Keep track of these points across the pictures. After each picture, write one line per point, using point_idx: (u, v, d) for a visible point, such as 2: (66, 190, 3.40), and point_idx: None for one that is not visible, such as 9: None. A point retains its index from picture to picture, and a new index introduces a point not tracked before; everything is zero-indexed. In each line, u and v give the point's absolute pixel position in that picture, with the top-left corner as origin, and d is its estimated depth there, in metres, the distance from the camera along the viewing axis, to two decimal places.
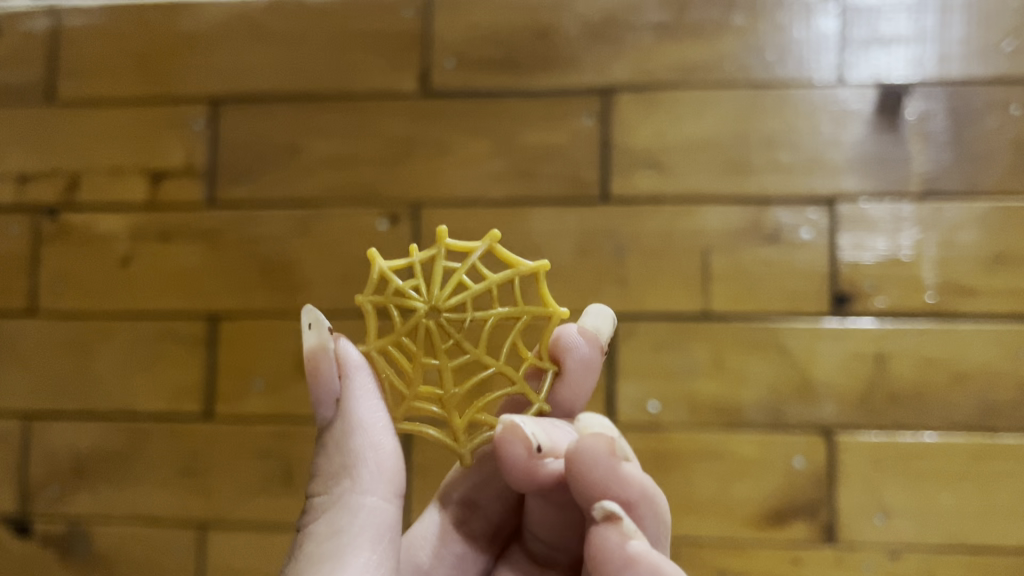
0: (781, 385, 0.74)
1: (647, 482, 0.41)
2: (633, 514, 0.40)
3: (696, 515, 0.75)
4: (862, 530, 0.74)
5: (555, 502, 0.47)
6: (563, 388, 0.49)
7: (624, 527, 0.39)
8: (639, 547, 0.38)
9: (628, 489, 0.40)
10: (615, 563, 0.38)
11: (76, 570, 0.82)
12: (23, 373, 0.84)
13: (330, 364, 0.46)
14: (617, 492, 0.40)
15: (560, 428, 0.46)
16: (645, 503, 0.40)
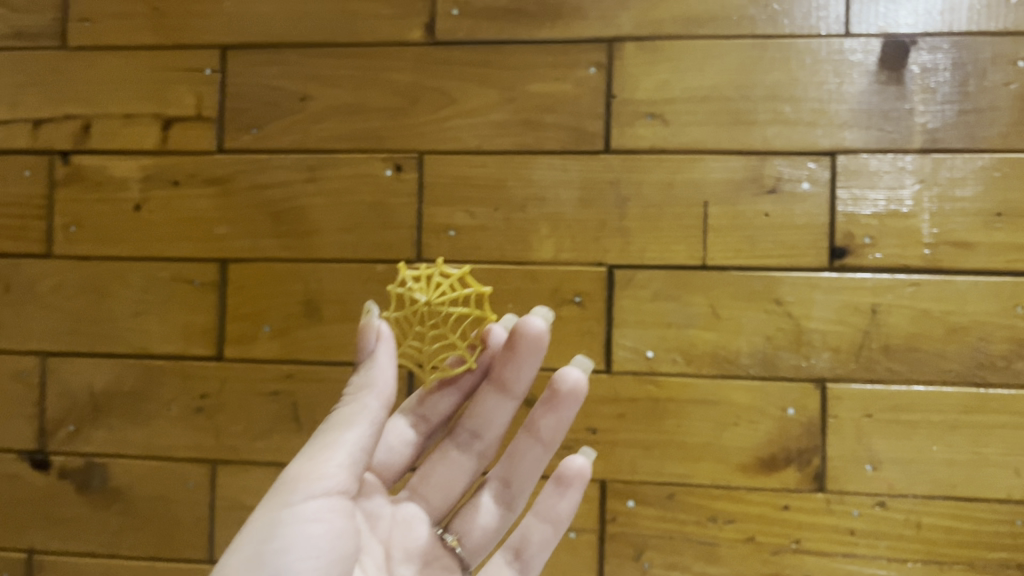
0: (777, 335, 0.76)
1: (573, 384, 0.58)
2: (561, 401, 0.58)
3: (690, 460, 0.77)
4: (852, 478, 0.75)
5: (528, 438, 0.59)
6: (502, 368, 0.58)
7: (574, 462, 0.59)
8: (579, 463, 0.59)
9: (568, 403, 0.58)
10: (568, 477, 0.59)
11: (95, 502, 0.85)
12: (40, 314, 0.86)
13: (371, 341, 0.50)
14: (567, 408, 0.59)
15: (548, 395, 0.59)
16: (571, 398, 0.58)
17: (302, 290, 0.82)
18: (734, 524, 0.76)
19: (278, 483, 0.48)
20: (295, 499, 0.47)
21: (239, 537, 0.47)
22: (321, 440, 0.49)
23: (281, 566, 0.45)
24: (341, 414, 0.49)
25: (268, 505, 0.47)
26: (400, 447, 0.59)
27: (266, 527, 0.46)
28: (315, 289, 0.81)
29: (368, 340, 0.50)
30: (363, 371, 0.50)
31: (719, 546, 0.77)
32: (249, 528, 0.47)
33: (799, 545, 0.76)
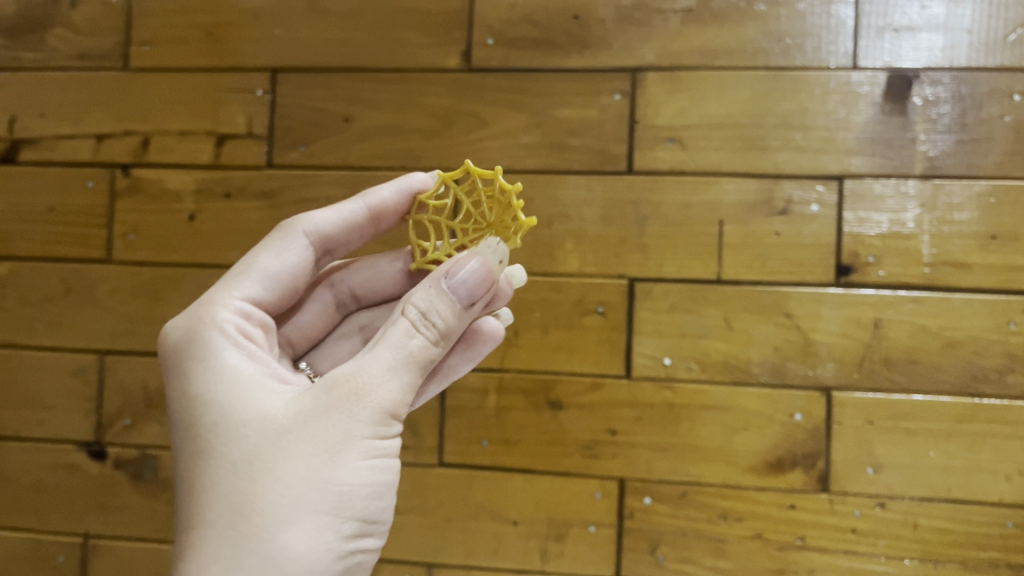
0: (786, 346, 0.81)
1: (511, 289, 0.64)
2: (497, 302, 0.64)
3: (703, 460, 0.82)
4: (854, 480, 0.80)
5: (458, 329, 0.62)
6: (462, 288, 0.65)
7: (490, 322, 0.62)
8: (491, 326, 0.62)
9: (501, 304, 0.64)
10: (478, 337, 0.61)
11: (147, 490, 0.92)
12: (99, 315, 0.93)
13: (486, 283, 0.51)
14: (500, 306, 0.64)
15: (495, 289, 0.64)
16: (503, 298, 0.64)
17: None
18: (744, 521, 0.82)
19: (371, 405, 0.46)
20: (392, 425, 0.47)
21: (308, 449, 0.45)
22: (407, 354, 0.48)
23: (382, 499, 0.48)
24: (430, 341, 0.49)
25: (348, 423, 0.46)
26: (295, 281, 0.60)
27: (366, 457, 0.46)
28: None
29: (486, 285, 0.51)
30: (464, 307, 0.50)
31: (729, 541, 0.82)
32: (343, 450, 0.46)
33: (803, 542, 0.81)
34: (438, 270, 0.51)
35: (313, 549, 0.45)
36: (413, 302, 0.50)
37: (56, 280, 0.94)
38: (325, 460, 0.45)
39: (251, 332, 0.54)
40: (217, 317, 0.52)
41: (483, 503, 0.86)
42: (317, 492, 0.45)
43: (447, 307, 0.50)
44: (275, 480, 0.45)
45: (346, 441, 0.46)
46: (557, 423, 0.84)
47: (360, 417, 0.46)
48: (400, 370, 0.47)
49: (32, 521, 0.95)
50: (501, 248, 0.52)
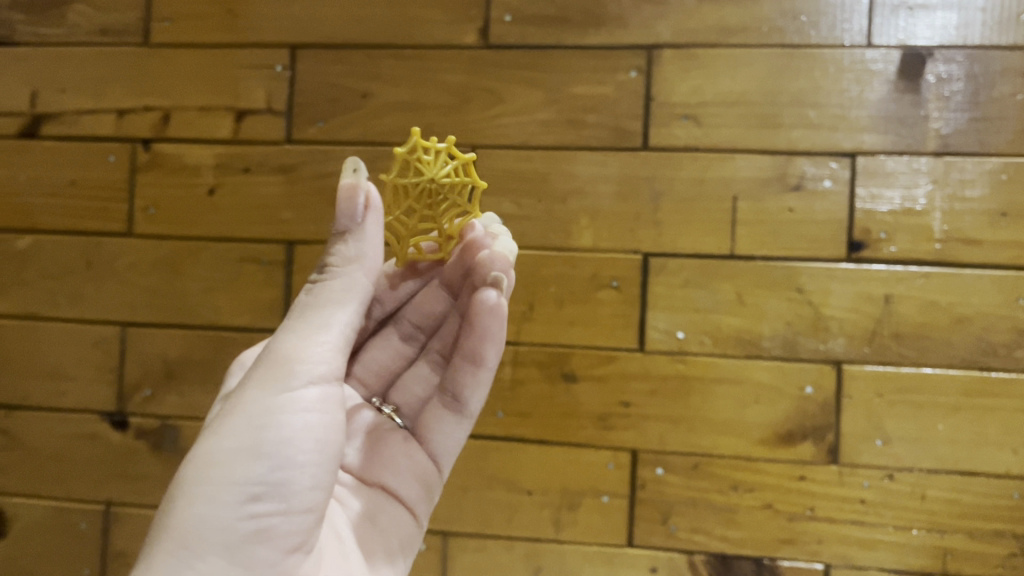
0: (797, 320, 0.82)
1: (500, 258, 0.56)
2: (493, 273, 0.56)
3: (714, 432, 0.84)
4: (863, 453, 0.82)
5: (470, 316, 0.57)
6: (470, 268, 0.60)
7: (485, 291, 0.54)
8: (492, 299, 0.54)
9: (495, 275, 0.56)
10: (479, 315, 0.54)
11: (167, 459, 0.93)
12: (120, 287, 0.95)
13: (359, 200, 0.51)
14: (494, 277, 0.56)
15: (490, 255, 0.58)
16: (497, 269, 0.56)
17: None
18: (754, 492, 0.83)
19: (261, 365, 0.50)
20: (284, 381, 0.49)
21: (213, 425, 0.48)
22: (307, 315, 0.52)
23: (286, 458, 0.47)
24: (333, 287, 0.52)
25: (248, 391, 0.49)
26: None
27: (252, 415, 0.48)
28: None
29: (358, 206, 0.51)
30: (354, 239, 0.52)
31: (739, 512, 0.84)
32: (232, 413, 0.48)
33: (813, 513, 0.82)
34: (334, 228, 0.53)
35: (190, 510, 0.44)
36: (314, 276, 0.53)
37: (77, 253, 0.95)
38: (219, 425, 0.48)
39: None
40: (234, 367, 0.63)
41: (498, 474, 0.87)
42: (198, 456, 0.46)
43: (342, 247, 0.52)
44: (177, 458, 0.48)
45: (236, 404, 0.49)
46: (571, 395, 0.86)
47: (251, 379, 0.50)
48: (301, 333, 0.51)
49: (56, 488, 0.96)
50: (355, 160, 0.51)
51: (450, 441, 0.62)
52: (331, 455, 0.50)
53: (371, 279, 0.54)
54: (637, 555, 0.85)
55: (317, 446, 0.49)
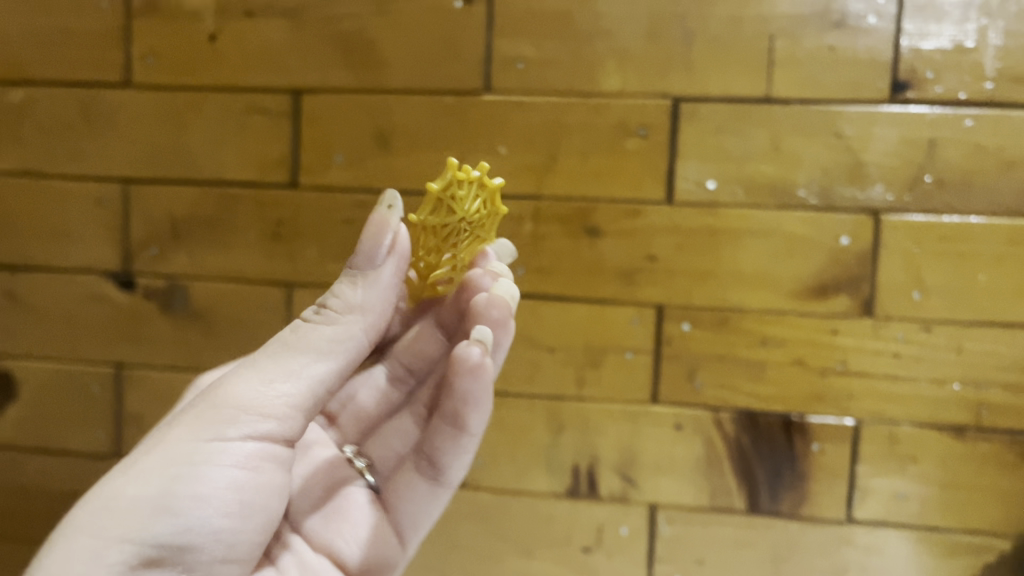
0: (834, 167, 0.78)
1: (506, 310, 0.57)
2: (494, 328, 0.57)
3: (743, 286, 0.81)
4: (900, 305, 0.78)
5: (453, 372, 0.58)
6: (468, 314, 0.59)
7: (481, 346, 0.54)
8: (480, 357, 0.54)
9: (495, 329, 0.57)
10: (464, 370, 0.54)
11: (177, 320, 0.91)
12: (120, 142, 0.90)
13: (386, 236, 0.54)
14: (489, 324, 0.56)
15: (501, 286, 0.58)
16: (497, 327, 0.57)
17: (374, 122, 0.85)
18: (784, 347, 0.80)
19: (214, 398, 0.51)
20: (219, 429, 0.50)
21: (141, 451, 0.50)
22: (275, 349, 0.53)
23: (193, 517, 0.49)
24: (320, 329, 0.54)
25: (184, 425, 0.50)
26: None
27: (169, 461, 0.49)
28: (387, 122, 0.84)
29: (381, 249, 0.54)
30: (361, 284, 0.55)
31: (769, 368, 0.81)
32: (159, 451, 0.50)
33: (844, 368, 0.80)
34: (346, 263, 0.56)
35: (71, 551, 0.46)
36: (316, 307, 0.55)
37: (73, 105, 0.90)
38: (142, 455, 0.50)
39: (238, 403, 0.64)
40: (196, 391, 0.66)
41: (519, 332, 0.84)
42: (109, 494, 0.48)
43: (344, 289, 0.55)
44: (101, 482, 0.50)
45: (162, 443, 0.50)
46: (595, 250, 0.82)
47: (196, 414, 0.51)
48: (260, 371, 0.52)
49: (64, 350, 0.94)
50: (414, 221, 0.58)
51: (419, 509, 0.62)
52: (248, 516, 0.52)
53: (361, 341, 0.55)
54: (662, 413, 0.83)
55: (232, 504, 0.51)
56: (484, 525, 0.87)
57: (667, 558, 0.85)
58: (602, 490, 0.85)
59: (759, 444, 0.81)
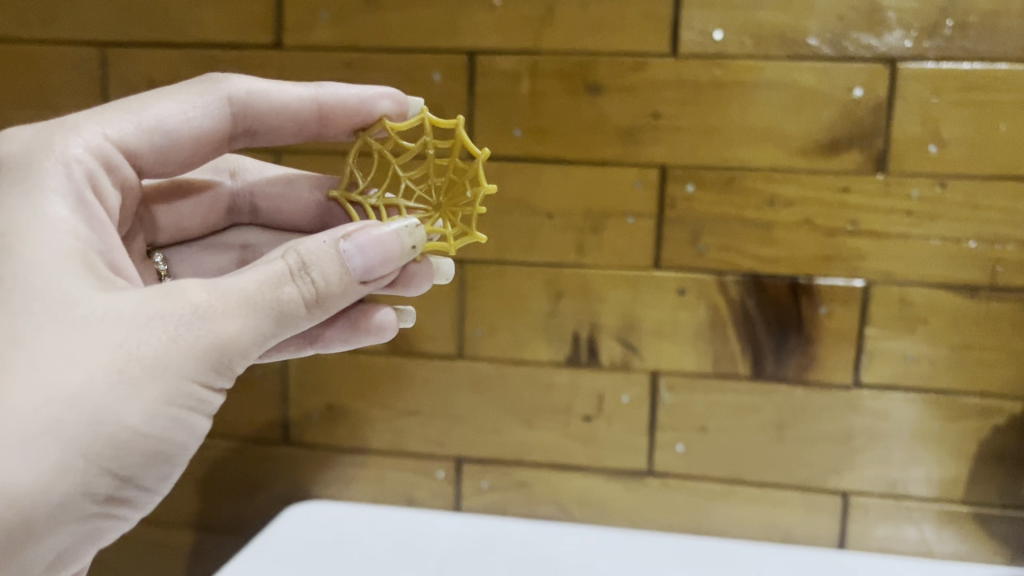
0: (849, 13, 0.73)
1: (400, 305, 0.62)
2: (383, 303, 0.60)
3: (750, 144, 0.77)
4: (914, 160, 0.75)
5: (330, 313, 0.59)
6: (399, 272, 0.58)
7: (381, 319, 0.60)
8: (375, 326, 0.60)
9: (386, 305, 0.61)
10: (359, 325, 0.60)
11: None
12: (94, 3, 0.85)
13: (393, 265, 0.49)
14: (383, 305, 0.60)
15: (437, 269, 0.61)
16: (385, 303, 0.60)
17: None
18: (793, 207, 0.77)
19: (206, 339, 0.42)
20: (201, 380, 0.42)
21: (121, 364, 0.39)
22: (269, 307, 0.44)
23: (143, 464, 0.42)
24: (301, 305, 0.45)
25: (173, 354, 0.41)
26: (198, 147, 0.56)
27: (155, 406, 0.40)
28: None
29: (386, 271, 0.48)
30: (353, 277, 0.47)
31: (776, 229, 0.78)
32: (146, 378, 0.40)
33: (854, 227, 0.77)
34: (343, 231, 0.48)
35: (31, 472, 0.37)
36: (300, 248, 0.46)
37: None
38: (121, 379, 0.39)
39: (103, 184, 0.49)
40: (63, 147, 0.48)
41: (516, 196, 0.81)
42: (84, 410, 0.38)
43: (339, 273, 0.46)
44: (59, 356, 0.39)
45: (158, 368, 0.40)
46: (595, 108, 0.78)
47: (184, 347, 0.41)
48: (250, 332, 0.43)
49: None
50: (417, 233, 0.51)
51: None
52: None
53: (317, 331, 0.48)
54: (664, 278, 0.80)
55: None
56: (485, 396, 0.87)
57: (669, 426, 0.83)
58: (603, 357, 0.83)
59: (765, 308, 0.79)
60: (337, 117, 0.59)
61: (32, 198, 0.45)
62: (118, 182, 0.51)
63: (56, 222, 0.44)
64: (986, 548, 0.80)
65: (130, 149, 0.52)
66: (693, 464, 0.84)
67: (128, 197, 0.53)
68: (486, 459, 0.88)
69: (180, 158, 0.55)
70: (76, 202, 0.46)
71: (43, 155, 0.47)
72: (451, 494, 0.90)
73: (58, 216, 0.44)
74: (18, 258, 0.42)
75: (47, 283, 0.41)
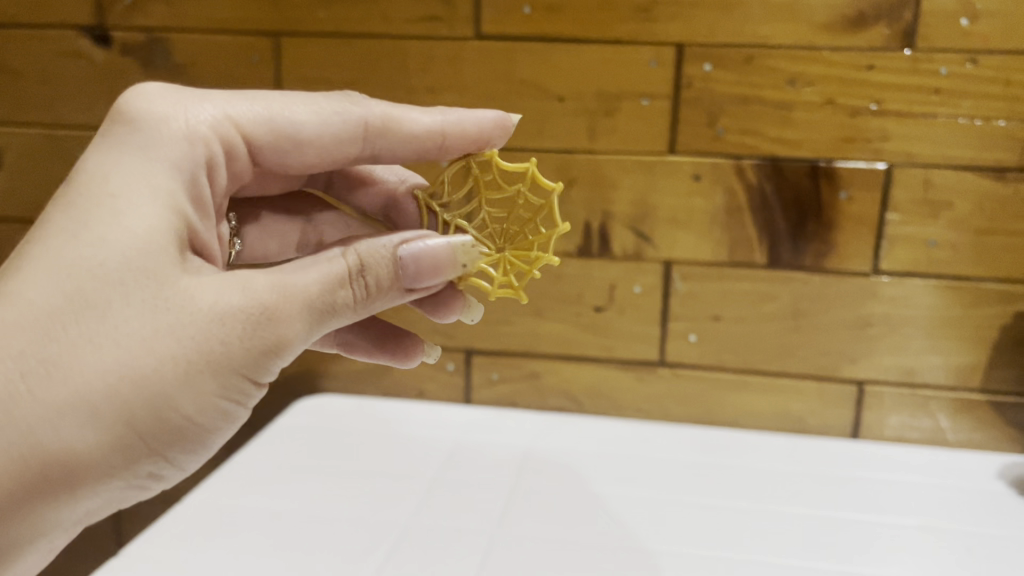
0: None
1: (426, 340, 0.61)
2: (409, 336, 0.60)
3: (772, 20, 0.73)
4: (944, 35, 0.71)
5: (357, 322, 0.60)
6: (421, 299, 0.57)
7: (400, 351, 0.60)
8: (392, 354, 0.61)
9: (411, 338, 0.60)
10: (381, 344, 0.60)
11: (159, 77, 0.85)
12: None
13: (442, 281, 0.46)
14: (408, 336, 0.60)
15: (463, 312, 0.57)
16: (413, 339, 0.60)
17: None
18: (815, 87, 0.74)
19: (265, 341, 0.41)
20: (251, 376, 0.42)
21: (185, 356, 0.39)
22: (318, 310, 0.42)
23: None
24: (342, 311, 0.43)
25: (234, 352, 0.40)
26: (328, 162, 0.49)
27: (206, 399, 0.41)
28: None
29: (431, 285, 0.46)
30: (398, 287, 0.45)
31: (796, 111, 0.75)
32: (204, 373, 0.40)
33: (878, 107, 0.73)
34: (404, 236, 0.45)
35: (90, 441, 0.38)
36: (360, 248, 0.44)
37: None
38: (181, 374, 0.39)
39: (219, 168, 0.46)
40: (194, 113, 0.45)
41: (526, 79, 0.78)
42: (147, 395, 0.39)
43: (387, 280, 0.44)
44: (135, 336, 0.38)
45: (216, 365, 0.40)
46: None
47: (246, 348, 0.41)
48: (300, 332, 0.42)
49: (40, 114, 0.88)
50: (475, 252, 0.46)
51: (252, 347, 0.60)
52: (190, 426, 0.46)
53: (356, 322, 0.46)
54: (679, 163, 0.78)
55: None
56: None
57: (682, 316, 0.82)
58: (615, 247, 0.81)
59: (783, 193, 0.77)
60: (456, 151, 0.51)
61: (141, 163, 0.42)
62: (236, 172, 0.48)
63: (174, 202, 0.42)
64: (1002, 435, 0.79)
65: (253, 142, 0.47)
66: (706, 354, 0.83)
67: (231, 182, 0.49)
68: (497, 350, 0.88)
69: (303, 162, 0.49)
70: (191, 181, 0.44)
71: (166, 124, 0.43)
72: (461, 385, 0.90)
73: (175, 197, 0.42)
74: (127, 226, 0.40)
75: (147, 259, 0.40)
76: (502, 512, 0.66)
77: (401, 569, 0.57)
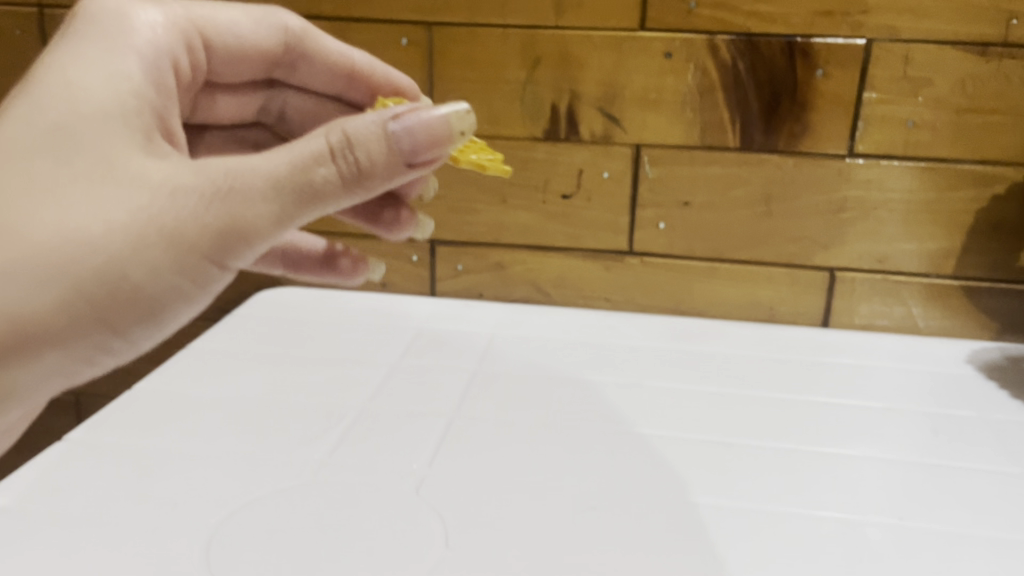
0: None
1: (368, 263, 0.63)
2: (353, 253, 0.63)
3: None
4: None
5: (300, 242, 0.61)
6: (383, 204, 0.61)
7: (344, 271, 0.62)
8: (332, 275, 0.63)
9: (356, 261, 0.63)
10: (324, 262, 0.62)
11: None
12: None
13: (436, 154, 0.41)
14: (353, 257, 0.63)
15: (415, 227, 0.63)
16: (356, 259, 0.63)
17: None
18: None
19: (231, 215, 0.37)
20: (218, 256, 0.38)
21: (136, 224, 0.36)
22: (299, 185, 0.38)
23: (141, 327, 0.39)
24: (328, 189, 0.39)
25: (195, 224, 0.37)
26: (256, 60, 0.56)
27: (163, 273, 0.37)
28: None
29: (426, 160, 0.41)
30: (398, 161, 0.40)
31: None
32: (159, 242, 0.37)
33: None
34: (393, 109, 0.41)
35: (33, 303, 0.35)
36: (346, 124, 0.39)
37: None
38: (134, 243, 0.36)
39: (183, 62, 0.49)
40: (147, 14, 0.47)
41: None
42: (96, 261, 0.36)
43: (381, 158, 0.40)
44: (83, 201, 0.36)
45: (173, 233, 0.37)
46: None
47: (209, 222, 0.37)
48: (279, 209, 0.38)
49: None
50: (469, 121, 0.43)
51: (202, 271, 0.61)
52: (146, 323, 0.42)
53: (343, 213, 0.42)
54: (650, 39, 0.74)
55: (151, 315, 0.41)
56: (459, 175, 0.82)
57: (652, 202, 0.79)
58: (583, 130, 0.78)
59: (757, 71, 0.73)
60: (365, 82, 0.58)
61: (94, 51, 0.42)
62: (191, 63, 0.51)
63: (127, 80, 0.41)
64: (974, 321, 0.78)
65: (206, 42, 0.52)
66: (675, 242, 0.81)
67: (191, 82, 0.52)
68: (462, 241, 0.85)
69: (239, 65, 0.55)
70: (148, 68, 0.44)
71: (129, 20, 0.45)
72: (426, 276, 0.88)
73: (131, 80, 0.41)
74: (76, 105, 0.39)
75: (97, 132, 0.38)
76: (462, 397, 0.64)
77: (354, 448, 0.56)
